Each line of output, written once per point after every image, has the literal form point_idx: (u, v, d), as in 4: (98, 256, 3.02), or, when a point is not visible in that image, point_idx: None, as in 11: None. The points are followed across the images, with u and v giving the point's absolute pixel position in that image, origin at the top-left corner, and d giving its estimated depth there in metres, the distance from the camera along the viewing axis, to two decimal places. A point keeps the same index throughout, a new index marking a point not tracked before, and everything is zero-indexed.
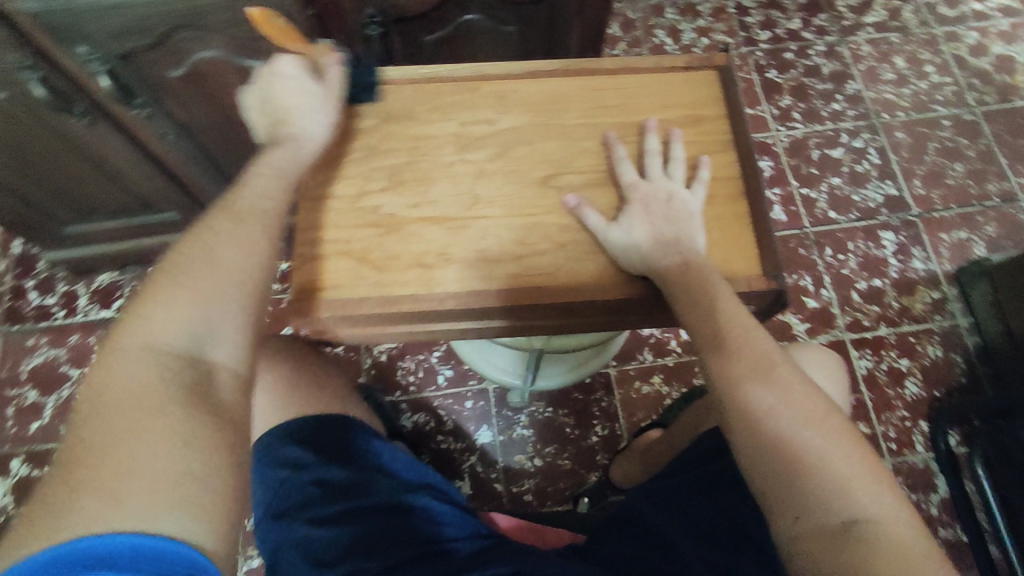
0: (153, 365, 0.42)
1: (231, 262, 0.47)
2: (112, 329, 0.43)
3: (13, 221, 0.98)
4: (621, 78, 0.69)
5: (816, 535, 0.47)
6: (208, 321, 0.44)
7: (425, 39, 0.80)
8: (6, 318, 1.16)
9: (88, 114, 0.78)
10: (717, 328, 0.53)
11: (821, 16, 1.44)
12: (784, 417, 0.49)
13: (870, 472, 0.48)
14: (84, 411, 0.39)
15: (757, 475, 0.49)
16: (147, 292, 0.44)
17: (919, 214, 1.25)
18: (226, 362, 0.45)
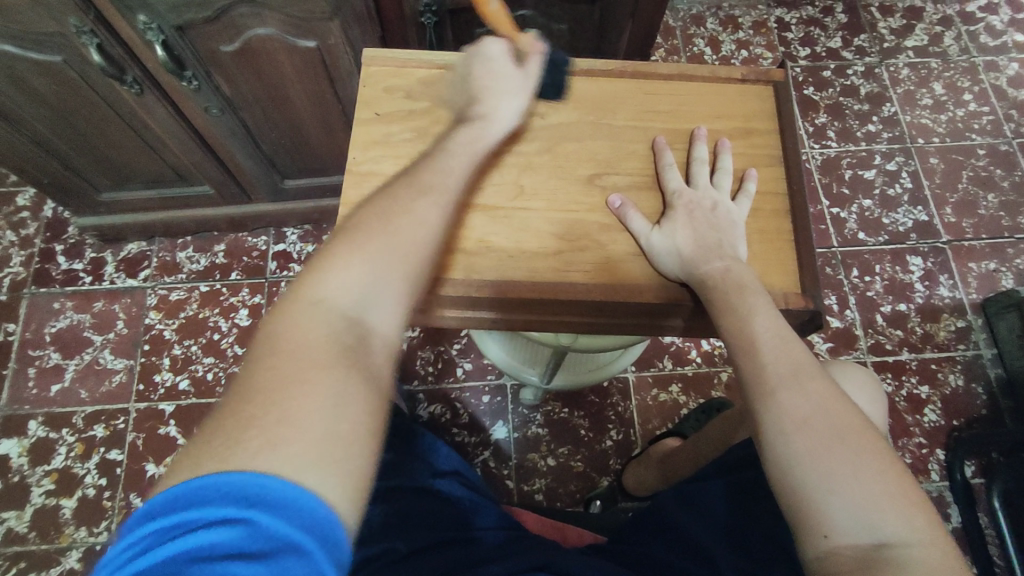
0: (324, 320, 0.38)
1: (410, 223, 0.44)
2: (295, 280, 0.40)
3: (51, 183, 0.99)
4: (673, 82, 0.69)
5: (847, 557, 0.43)
6: (377, 283, 0.41)
7: (477, 31, 0.80)
8: (34, 280, 1.17)
9: (138, 83, 0.79)
10: (754, 334, 0.51)
11: (862, 37, 1.43)
12: (820, 426, 0.47)
13: (905, 492, 0.45)
14: (256, 354, 0.36)
15: (788, 484, 0.46)
16: (334, 246, 0.42)
17: (949, 241, 1.24)
18: (386, 330, 0.40)
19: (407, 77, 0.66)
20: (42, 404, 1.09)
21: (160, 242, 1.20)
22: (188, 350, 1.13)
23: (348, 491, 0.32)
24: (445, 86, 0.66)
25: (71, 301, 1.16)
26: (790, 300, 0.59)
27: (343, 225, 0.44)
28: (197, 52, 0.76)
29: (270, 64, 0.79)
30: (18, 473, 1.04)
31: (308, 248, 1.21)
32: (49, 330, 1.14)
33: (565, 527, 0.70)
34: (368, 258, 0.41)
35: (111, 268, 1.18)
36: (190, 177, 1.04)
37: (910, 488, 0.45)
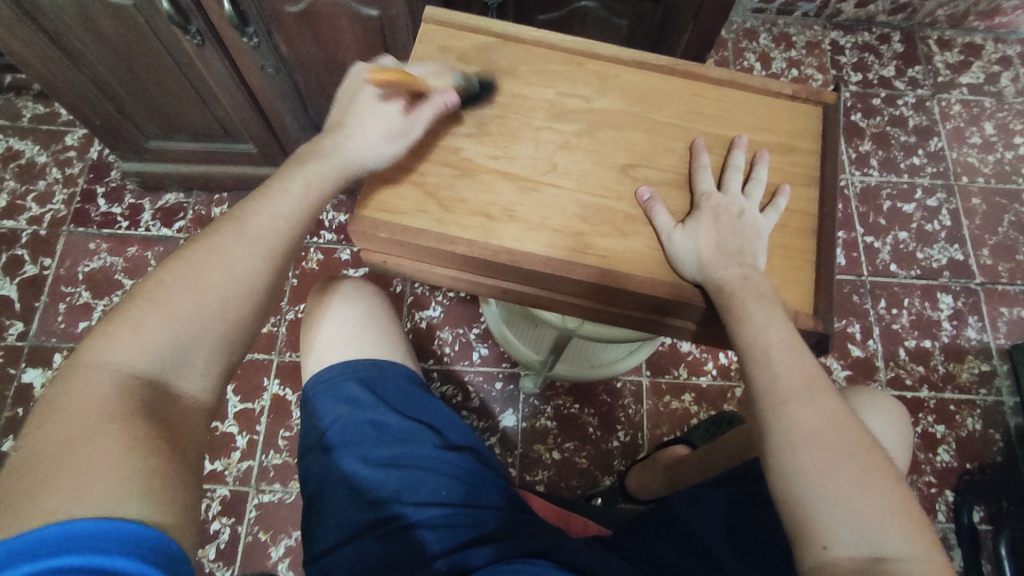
0: (113, 381, 0.42)
1: (228, 285, 0.48)
2: (80, 348, 0.43)
3: (101, 125, 1.02)
4: (724, 89, 0.68)
5: (846, 568, 0.42)
6: (182, 348, 0.46)
7: (537, 18, 0.82)
8: (73, 219, 1.20)
9: (201, 35, 0.80)
10: (770, 344, 0.51)
11: (916, 68, 1.41)
12: (828, 440, 0.46)
13: (904, 510, 0.44)
14: (38, 420, 0.39)
15: (792, 495, 0.46)
16: (122, 314, 0.45)
17: (983, 283, 1.22)
18: (188, 383, 0.46)
19: (461, 45, 0.67)
20: (68, 339, 1.11)
21: (197, 195, 1.22)
22: None
23: (174, 514, 0.38)
24: (495, 60, 0.67)
25: (106, 243, 1.19)
26: (799, 317, 0.58)
27: (146, 282, 0.47)
28: (262, 10, 0.77)
29: (330, 28, 0.80)
30: (38, 403, 1.07)
31: (340, 218, 1.22)
32: (82, 269, 1.16)
33: (569, 515, 0.71)
34: (170, 332, 0.45)
35: (147, 216, 1.21)
36: (235, 133, 1.05)
37: (910, 507, 0.45)
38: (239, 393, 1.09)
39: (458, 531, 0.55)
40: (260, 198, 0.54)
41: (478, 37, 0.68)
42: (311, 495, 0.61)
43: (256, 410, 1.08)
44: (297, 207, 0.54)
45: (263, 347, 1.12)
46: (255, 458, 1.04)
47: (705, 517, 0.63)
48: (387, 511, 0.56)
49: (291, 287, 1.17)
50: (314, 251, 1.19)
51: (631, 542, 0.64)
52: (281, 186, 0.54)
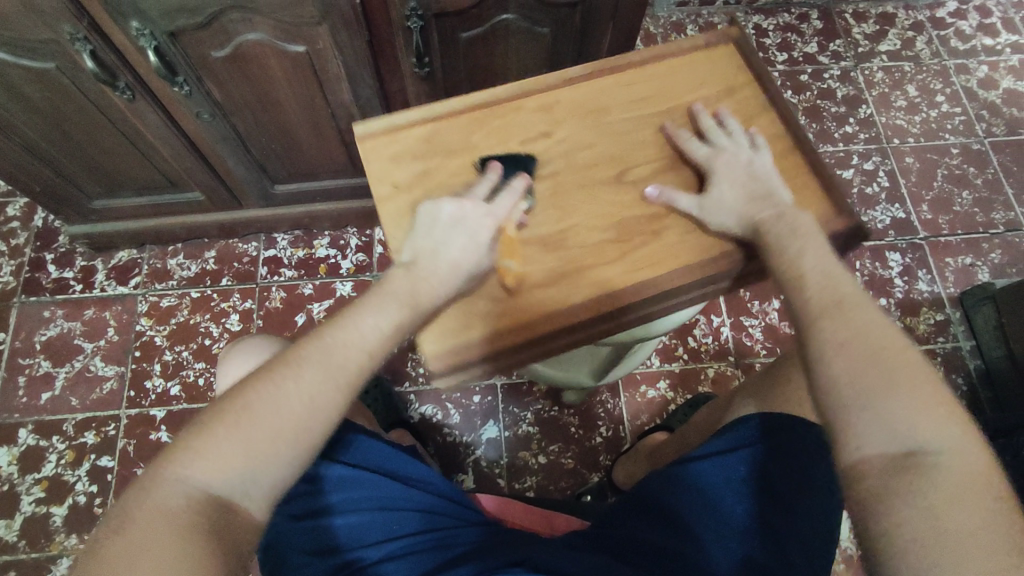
0: (182, 498, 0.42)
1: (302, 413, 0.45)
2: (167, 451, 0.44)
3: (41, 192, 1.00)
4: (647, 68, 0.69)
5: (879, 464, 0.42)
6: (252, 474, 0.43)
7: (460, 36, 0.80)
8: (24, 289, 1.17)
9: (130, 89, 0.80)
10: (800, 268, 0.51)
11: (837, 42, 1.48)
12: (860, 344, 0.46)
13: (942, 404, 0.44)
14: (116, 523, 0.41)
15: (826, 399, 0.46)
16: (206, 424, 0.44)
17: (926, 237, 1.27)
18: (252, 509, 0.44)
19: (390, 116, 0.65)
20: (32, 412, 1.09)
21: (151, 249, 1.21)
22: (180, 356, 1.14)
23: None
24: (438, 130, 0.65)
25: (61, 309, 1.16)
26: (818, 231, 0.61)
27: (236, 390, 0.46)
28: (188, 57, 0.77)
29: (260, 68, 0.81)
30: (8, 481, 1.04)
31: (298, 254, 1.21)
32: (39, 338, 1.14)
33: (552, 516, 0.72)
34: (242, 456, 0.43)
35: (101, 276, 1.19)
36: (180, 183, 1.05)
37: (954, 407, 0.44)
38: None
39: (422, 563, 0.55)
40: (356, 315, 0.50)
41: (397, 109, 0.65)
42: (264, 553, 0.58)
43: None
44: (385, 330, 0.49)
45: None
46: None
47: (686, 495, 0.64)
48: (343, 558, 0.56)
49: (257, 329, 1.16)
50: (276, 290, 1.19)
51: (616, 532, 0.63)
52: (362, 311, 0.50)
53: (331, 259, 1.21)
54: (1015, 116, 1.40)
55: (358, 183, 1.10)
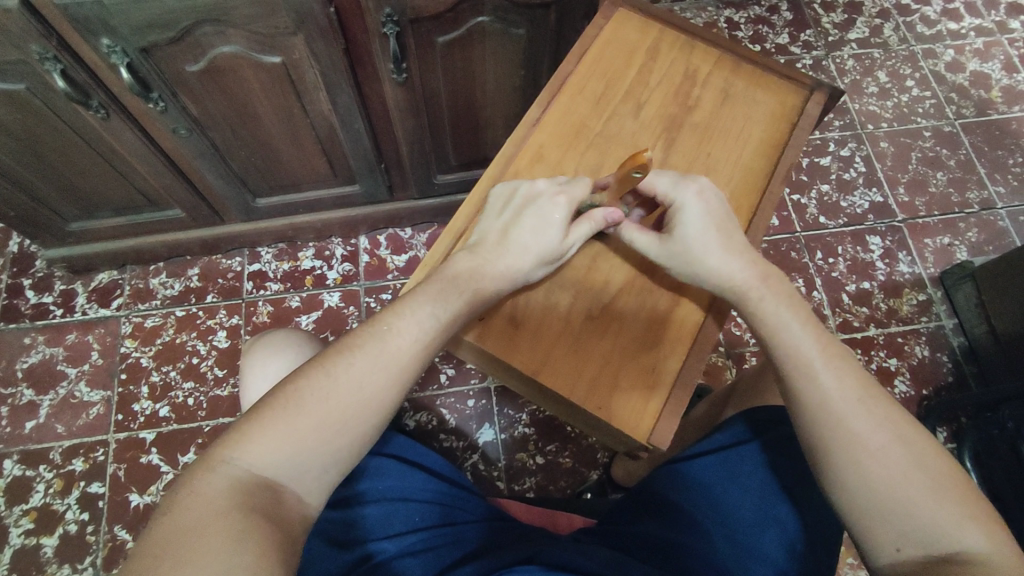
0: (234, 481, 0.44)
1: (351, 399, 0.48)
2: (216, 443, 0.46)
3: (16, 217, 0.98)
4: (596, 62, 0.70)
5: (916, 564, 0.45)
6: (302, 455, 0.46)
7: (436, 39, 0.79)
8: (2, 316, 1.14)
9: (104, 108, 0.79)
10: (807, 354, 0.53)
11: (808, 32, 1.50)
12: (876, 441, 0.48)
13: (960, 491, 0.47)
14: (171, 504, 0.42)
15: (855, 498, 0.48)
16: (256, 412, 0.47)
17: (904, 219, 1.30)
18: (302, 491, 0.46)
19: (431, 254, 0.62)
20: (17, 442, 1.06)
21: (132, 269, 1.19)
22: (168, 376, 1.12)
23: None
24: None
25: (42, 335, 1.14)
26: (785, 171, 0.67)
27: (281, 384, 0.48)
28: (163, 73, 0.76)
29: (236, 81, 0.80)
30: None
31: (284, 266, 1.20)
32: (20, 366, 1.11)
33: (554, 513, 0.72)
34: (293, 439, 0.46)
35: (82, 299, 1.17)
36: (159, 200, 1.03)
37: (968, 490, 0.47)
38: None
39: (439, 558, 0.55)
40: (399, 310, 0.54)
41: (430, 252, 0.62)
42: None
43: None
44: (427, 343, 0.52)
45: (227, 410, 1.10)
46: None
47: (693, 487, 0.65)
48: (365, 549, 0.56)
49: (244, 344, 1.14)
50: (262, 304, 1.17)
51: (622, 528, 0.65)
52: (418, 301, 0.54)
53: (317, 270, 1.20)
54: (983, 97, 1.43)
55: (341, 193, 1.09)
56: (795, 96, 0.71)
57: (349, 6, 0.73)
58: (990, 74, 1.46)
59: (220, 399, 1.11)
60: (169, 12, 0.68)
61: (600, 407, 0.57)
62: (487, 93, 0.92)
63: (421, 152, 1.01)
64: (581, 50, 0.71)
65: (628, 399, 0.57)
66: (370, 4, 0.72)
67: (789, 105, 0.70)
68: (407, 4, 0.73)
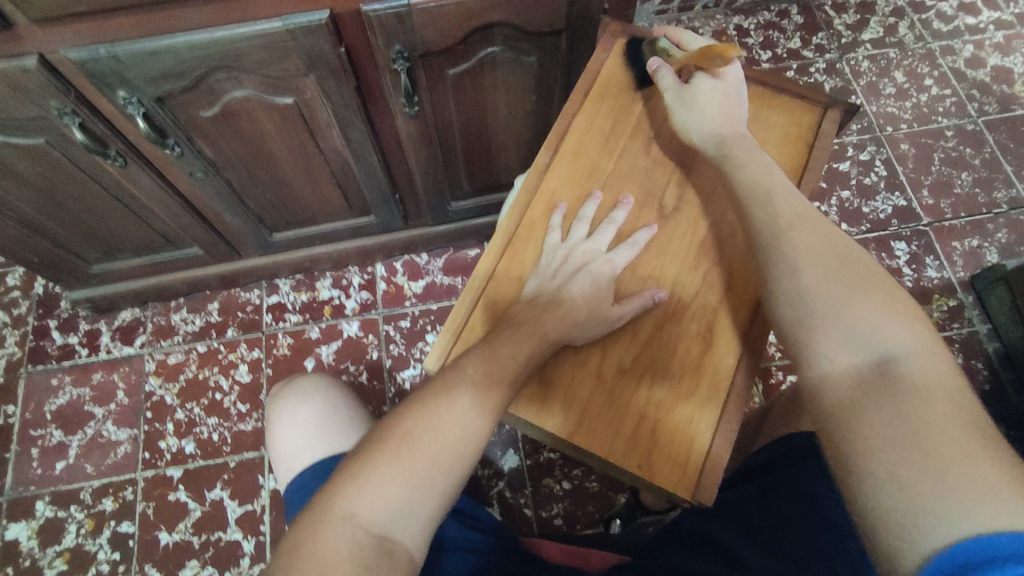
0: (349, 537, 0.45)
1: (453, 453, 0.50)
2: (333, 491, 0.47)
3: (41, 262, 1.00)
4: (602, 94, 0.70)
5: (847, 373, 0.47)
6: (409, 508, 0.47)
7: (447, 72, 0.79)
8: (29, 358, 1.16)
9: (122, 156, 0.80)
10: (760, 190, 0.58)
11: (820, 35, 1.48)
12: (806, 250, 0.52)
13: (906, 313, 0.48)
14: (293, 560, 0.44)
15: (786, 304, 0.52)
16: (366, 462, 0.48)
17: (930, 223, 1.27)
18: (410, 544, 0.47)
19: (457, 311, 0.63)
20: (48, 483, 1.08)
21: (154, 306, 1.20)
22: (192, 413, 1.13)
23: None
24: (494, 296, 0.63)
25: (69, 376, 1.15)
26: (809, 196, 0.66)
27: (387, 431, 0.50)
28: (178, 119, 0.77)
29: (249, 122, 0.81)
30: (29, 557, 1.03)
31: (302, 297, 1.21)
32: (49, 408, 1.13)
33: (586, 551, 0.71)
34: (400, 489, 0.47)
35: (106, 338, 1.18)
36: (178, 239, 1.04)
37: (910, 312, 0.48)
38: (236, 496, 1.07)
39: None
40: (494, 353, 0.54)
41: (456, 307, 0.63)
42: None
43: (258, 510, 1.06)
44: (465, 395, 0.52)
45: (252, 444, 1.11)
46: (265, 559, 1.03)
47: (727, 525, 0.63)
48: None
49: (265, 377, 1.15)
50: (283, 336, 1.18)
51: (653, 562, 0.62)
52: (501, 348, 0.55)
53: (335, 299, 1.20)
54: (1006, 92, 1.39)
55: (357, 224, 1.09)
56: (809, 115, 0.69)
57: (359, 45, 0.73)
58: (1013, 69, 1.42)
59: (244, 433, 1.11)
60: (182, 62, 0.68)
61: (640, 464, 0.57)
62: (499, 120, 0.91)
63: (436, 181, 1.00)
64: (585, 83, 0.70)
65: (667, 451, 0.58)
66: (379, 42, 0.72)
67: (806, 124, 0.69)
68: (417, 39, 0.72)
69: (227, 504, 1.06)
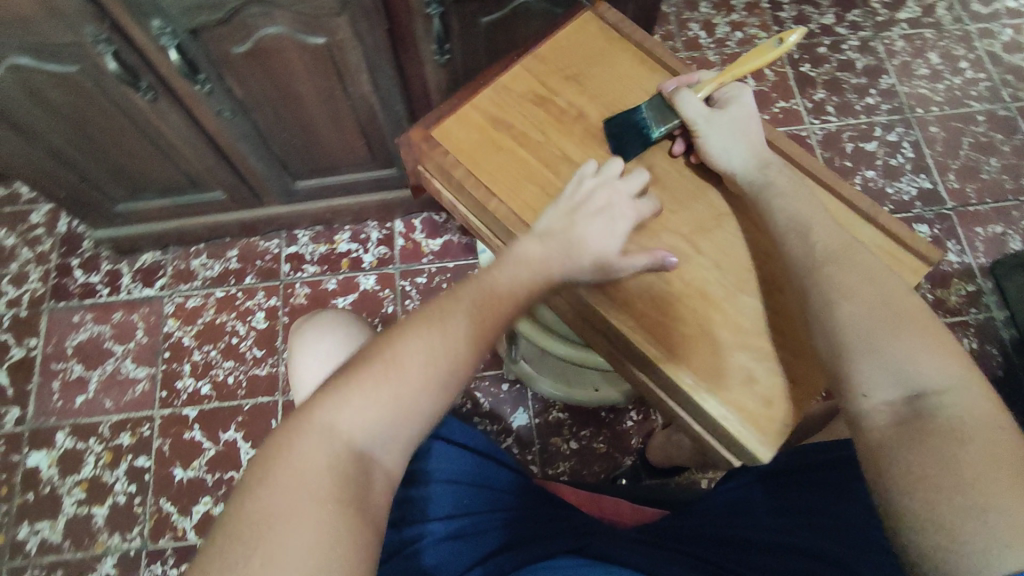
0: (328, 452, 0.44)
1: (441, 376, 0.48)
2: (312, 403, 0.46)
3: (66, 196, 1.01)
4: (494, 167, 0.66)
5: (885, 413, 0.46)
6: (390, 428, 0.46)
7: (480, 20, 0.79)
8: (52, 295, 1.18)
9: (152, 90, 0.80)
10: (790, 219, 0.57)
11: (855, 12, 1.44)
12: (847, 288, 0.50)
13: (939, 337, 0.47)
14: (266, 470, 0.42)
15: (830, 345, 0.50)
16: (350, 376, 0.47)
17: (954, 207, 1.25)
18: (389, 464, 0.46)
19: None
20: (67, 415, 1.11)
21: (175, 250, 1.21)
22: (209, 356, 1.15)
23: None
24: None
25: (90, 313, 1.17)
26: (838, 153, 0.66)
27: (374, 349, 0.48)
28: (210, 55, 0.77)
29: (280, 62, 0.81)
30: (49, 484, 1.06)
31: (321, 249, 1.21)
32: (70, 343, 1.15)
33: (600, 499, 0.75)
34: (382, 407, 0.46)
35: (127, 279, 1.20)
36: (201, 182, 1.05)
37: (943, 338, 0.47)
38: (249, 438, 1.09)
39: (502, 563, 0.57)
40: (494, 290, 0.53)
41: None
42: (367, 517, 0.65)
43: None
44: (457, 325, 0.50)
45: (266, 389, 1.13)
46: None
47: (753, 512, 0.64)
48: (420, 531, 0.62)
49: (281, 325, 1.17)
50: (300, 286, 1.19)
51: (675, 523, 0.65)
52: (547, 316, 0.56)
53: (353, 253, 1.21)
54: None
55: (379, 176, 1.09)
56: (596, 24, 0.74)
57: None
58: None
59: (259, 377, 1.13)
60: None
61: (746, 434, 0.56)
62: None
63: None
64: (477, 168, 0.66)
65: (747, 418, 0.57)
66: None
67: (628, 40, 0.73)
68: None
69: (240, 446, 1.09)
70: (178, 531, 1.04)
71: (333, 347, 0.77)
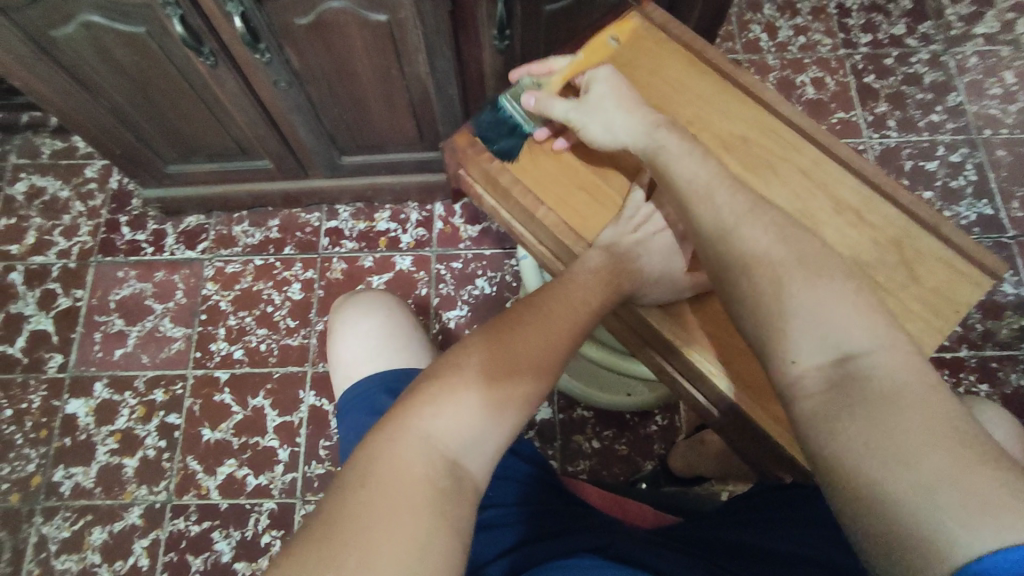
0: (426, 455, 0.45)
1: (523, 389, 0.50)
2: (408, 407, 0.47)
3: (121, 154, 1.03)
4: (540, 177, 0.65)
5: (813, 378, 0.45)
6: (478, 437, 0.48)
7: (543, 7, 0.78)
8: (99, 249, 1.22)
9: (214, 56, 0.81)
10: (699, 184, 0.54)
11: (927, 24, 1.38)
12: (768, 255, 0.49)
13: (864, 308, 0.46)
14: (366, 467, 0.43)
15: (753, 320, 0.49)
16: (442, 382, 0.49)
17: (1015, 236, 1.20)
18: (475, 475, 0.47)
19: None
20: (106, 367, 1.14)
21: (218, 215, 1.23)
22: (244, 322, 1.17)
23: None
24: None
25: (134, 270, 1.20)
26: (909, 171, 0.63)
27: (460, 359, 0.51)
28: (273, 25, 0.77)
29: (341, 37, 0.81)
30: (85, 432, 1.10)
31: (360, 226, 1.22)
32: (114, 297, 1.19)
33: (623, 501, 0.75)
34: (472, 415, 0.48)
35: (171, 240, 1.22)
36: (251, 150, 1.06)
37: (868, 311, 0.46)
38: (277, 406, 1.11)
39: (529, 556, 0.57)
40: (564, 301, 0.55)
41: None
42: None
43: (295, 422, 1.10)
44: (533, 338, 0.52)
45: (297, 359, 1.14)
46: (298, 468, 1.07)
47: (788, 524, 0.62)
48: None
49: (316, 298, 1.18)
50: (337, 261, 1.20)
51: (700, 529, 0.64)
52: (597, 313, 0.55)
53: (392, 232, 1.21)
54: None
55: (423, 158, 1.09)
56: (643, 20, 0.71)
57: None
58: None
59: (291, 347, 1.15)
60: None
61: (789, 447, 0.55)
62: None
63: None
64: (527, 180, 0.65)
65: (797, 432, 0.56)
66: None
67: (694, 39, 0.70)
68: None
69: (267, 413, 1.11)
70: (203, 489, 1.07)
71: (370, 330, 0.77)
